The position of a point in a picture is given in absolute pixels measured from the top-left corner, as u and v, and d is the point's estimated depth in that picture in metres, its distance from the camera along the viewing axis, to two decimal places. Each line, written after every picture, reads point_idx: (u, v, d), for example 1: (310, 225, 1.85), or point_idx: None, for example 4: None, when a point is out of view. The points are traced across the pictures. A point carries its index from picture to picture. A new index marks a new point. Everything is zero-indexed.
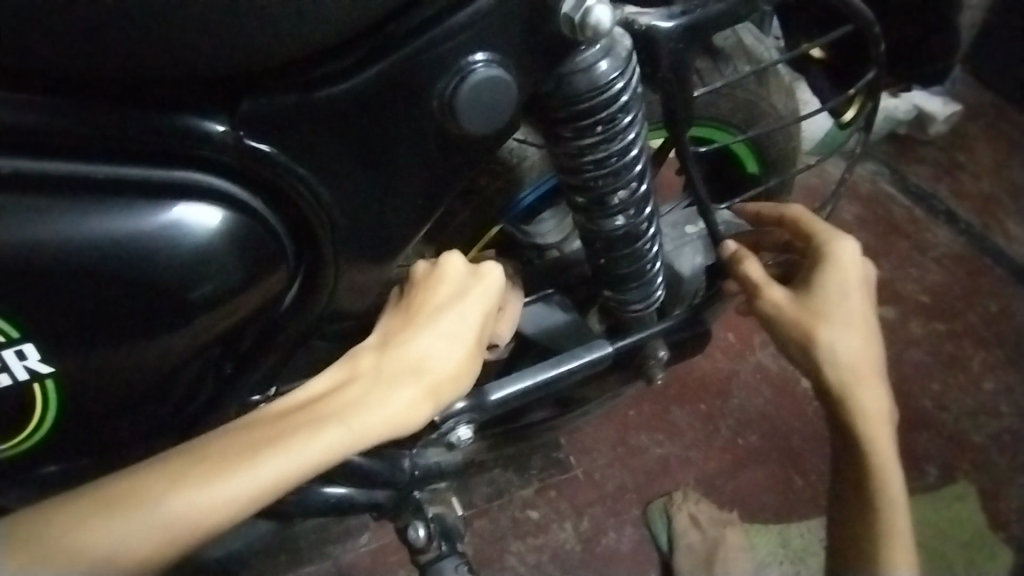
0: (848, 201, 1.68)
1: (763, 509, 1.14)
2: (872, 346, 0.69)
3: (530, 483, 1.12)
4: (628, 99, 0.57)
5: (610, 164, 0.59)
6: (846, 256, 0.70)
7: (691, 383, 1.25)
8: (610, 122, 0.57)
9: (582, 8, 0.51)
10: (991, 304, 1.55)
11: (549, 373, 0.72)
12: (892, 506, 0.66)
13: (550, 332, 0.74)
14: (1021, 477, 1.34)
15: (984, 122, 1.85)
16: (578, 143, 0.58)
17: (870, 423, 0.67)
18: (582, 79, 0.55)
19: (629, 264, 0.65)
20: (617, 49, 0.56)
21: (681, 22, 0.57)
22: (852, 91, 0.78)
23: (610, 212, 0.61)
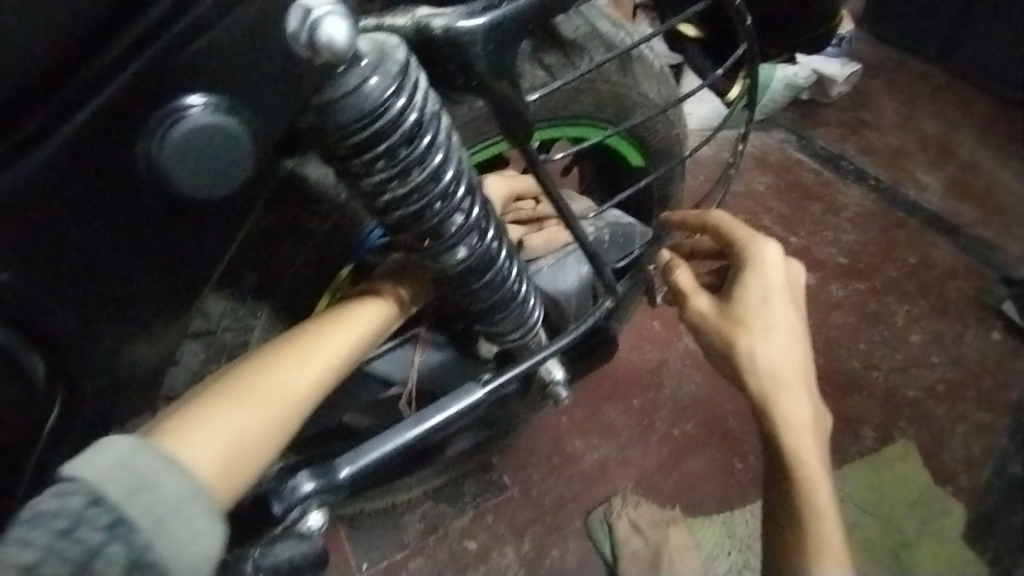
0: (760, 172, 1.67)
1: (707, 499, 1.11)
2: (794, 351, 0.69)
3: (465, 512, 1.07)
4: (421, 114, 0.45)
5: (423, 195, 0.47)
6: (766, 260, 0.68)
7: (621, 380, 1.21)
8: (406, 146, 0.45)
9: (307, 22, 0.39)
10: (909, 256, 1.56)
11: (409, 434, 0.63)
12: (818, 507, 0.68)
13: (422, 376, 0.72)
14: (958, 425, 1.35)
15: (883, 77, 1.89)
16: (371, 180, 0.46)
17: (794, 428, 0.69)
18: (353, 104, 0.43)
19: (490, 295, 0.55)
20: (389, 61, 0.43)
21: (490, 17, 0.45)
22: (723, 68, 0.74)
23: (447, 246, 0.51)
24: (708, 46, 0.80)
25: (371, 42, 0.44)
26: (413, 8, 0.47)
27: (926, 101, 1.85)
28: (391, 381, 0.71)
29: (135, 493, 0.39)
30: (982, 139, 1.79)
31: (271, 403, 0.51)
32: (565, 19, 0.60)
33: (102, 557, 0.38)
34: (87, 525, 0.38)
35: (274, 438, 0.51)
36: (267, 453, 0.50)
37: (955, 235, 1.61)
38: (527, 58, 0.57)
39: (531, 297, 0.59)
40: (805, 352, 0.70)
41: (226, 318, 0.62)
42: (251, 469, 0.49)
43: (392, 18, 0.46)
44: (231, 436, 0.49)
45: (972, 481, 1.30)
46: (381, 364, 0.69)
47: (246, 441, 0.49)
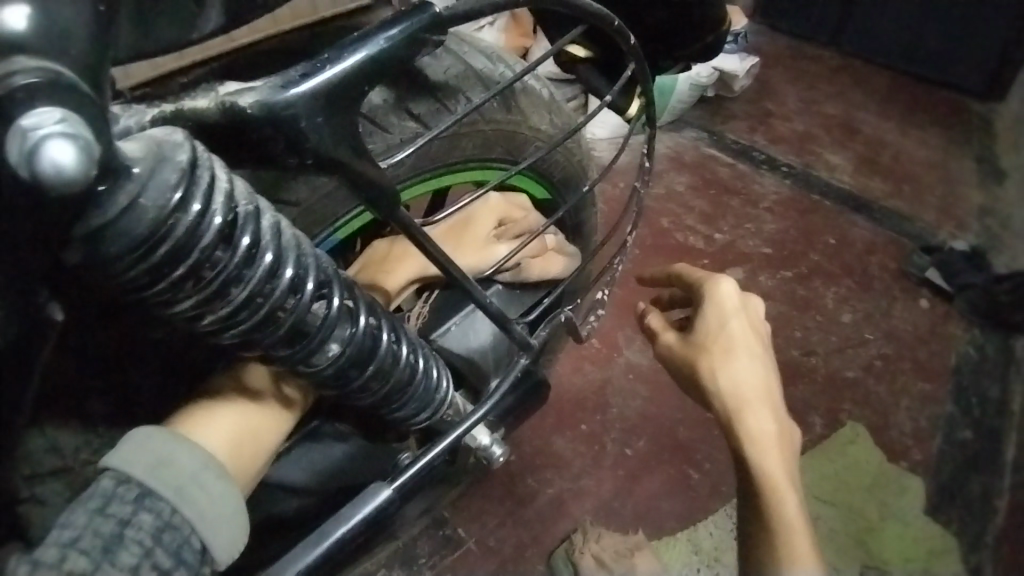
0: (677, 172, 1.68)
1: (669, 518, 1.09)
2: (761, 372, 0.69)
3: (421, 574, 1.01)
4: (231, 214, 0.35)
5: (255, 308, 0.38)
6: (724, 289, 0.71)
7: (566, 407, 1.17)
8: (222, 253, 0.35)
9: (24, 148, 0.26)
10: (830, 237, 1.60)
11: (313, 554, 0.55)
12: (788, 527, 0.65)
13: (327, 473, 0.64)
14: (901, 398, 1.37)
15: (780, 66, 1.97)
16: (183, 307, 0.36)
17: (761, 449, 0.68)
18: (123, 226, 0.31)
19: (381, 384, 0.48)
20: (167, 168, 0.32)
21: (315, 82, 0.38)
22: (613, 88, 0.70)
23: (314, 346, 0.43)
24: (600, 64, 0.77)
25: (143, 144, 0.32)
26: (219, 88, 0.39)
27: (824, 83, 1.93)
28: (293, 486, 0.63)
29: (159, 475, 0.42)
30: (880, 115, 1.87)
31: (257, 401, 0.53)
32: (434, 62, 0.56)
33: (133, 526, 0.40)
34: (117, 500, 0.40)
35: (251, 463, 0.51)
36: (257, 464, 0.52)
37: (870, 210, 1.65)
38: (394, 111, 0.53)
39: (434, 368, 0.54)
40: (770, 373, 0.70)
41: (82, 453, 0.54)
42: (252, 460, 0.51)
43: (192, 101, 0.37)
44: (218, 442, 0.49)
45: (925, 454, 1.31)
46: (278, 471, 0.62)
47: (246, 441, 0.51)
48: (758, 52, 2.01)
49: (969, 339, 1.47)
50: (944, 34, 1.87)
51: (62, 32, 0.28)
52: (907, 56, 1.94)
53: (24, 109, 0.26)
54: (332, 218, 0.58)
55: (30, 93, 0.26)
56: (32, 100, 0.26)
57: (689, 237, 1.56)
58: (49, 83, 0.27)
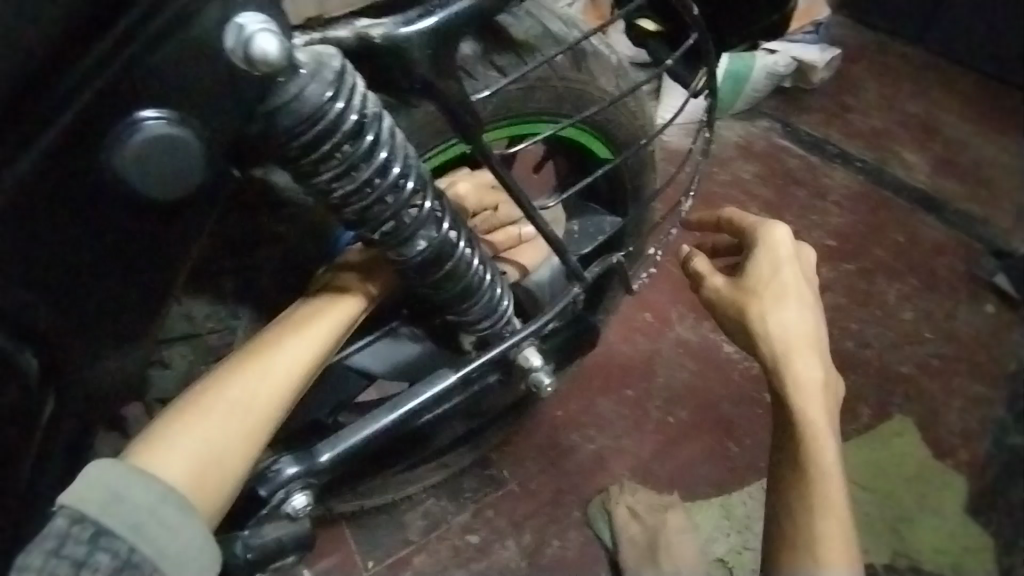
0: (746, 159, 1.69)
1: (703, 484, 1.13)
2: (806, 317, 0.74)
3: (465, 507, 1.09)
4: (364, 113, 0.45)
5: (370, 192, 0.48)
6: (778, 237, 0.76)
7: (615, 371, 1.23)
8: (350, 144, 0.45)
9: (241, 38, 0.40)
10: (898, 234, 1.58)
11: (387, 419, 0.65)
12: (823, 464, 0.70)
13: (400, 367, 0.72)
14: (954, 398, 1.36)
15: (865, 61, 1.94)
16: (320, 179, 0.47)
17: (803, 391, 0.73)
18: (295, 108, 0.43)
19: (455, 284, 0.56)
20: (326, 71, 0.43)
21: (427, 24, 0.45)
22: (673, 59, 0.74)
23: (406, 238, 0.51)
24: (669, 39, 0.82)
25: (310, 53, 0.44)
26: (355, 21, 0.47)
27: (909, 81, 1.90)
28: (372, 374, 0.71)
29: (110, 514, 0.45)
30: (965, 117, 1.82)
31: (238, 412, 0.54)
32: (514, 21, 0.62)
33: (89, 565, 0.44)
34: (72, 541, 0.44)
35: (243, 453, 0.53)
36: (247, 455, 0.54)
37: (942, 211, 1.63)
38: (479, 61, 0.60)
39: (498, 287, 0.60)
40: (817, 322, 0.75)
41: (209, 319, 0.64)
42: (227, 476, 0.52)
43: (335, 32, 0.46)
44: (198, 452, 0.51)
45: (972, 454, 1.31)
46: (359, 356, 0.70)
47: (223, 449, 0.52)
48: (842, 45, 1.98)
49: None
50: None
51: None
52: (1000, 58, 1.88)
53: (240, 13, 0.40)
54: (422, 152, 0.64)
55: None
56: (245, 5, 0.41)
57: None
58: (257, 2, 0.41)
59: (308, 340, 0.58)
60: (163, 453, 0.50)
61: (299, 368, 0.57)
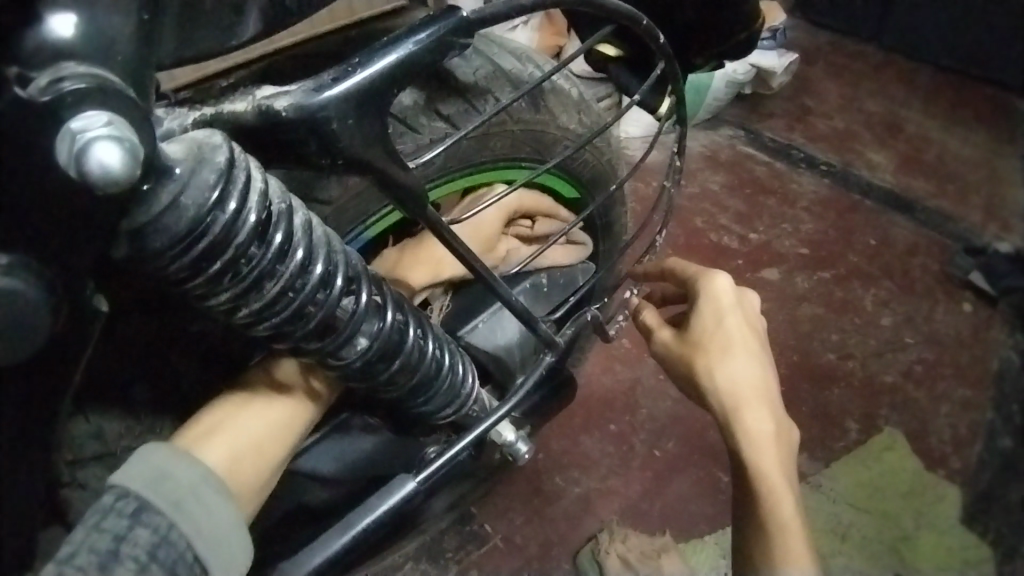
0: (712, 170, 1.66)
1: (696, 521, 1.08)
2: (754, 366, 0.70)
3: (448, 569, 1.02)
4: (265, 211, 0.37)
5: (288, 300, 0.39)
6: (718, 284, 0.71)
7: (594, 406, 1.17)
8: (256, 249, 0.36)
9: (72, 149, 0.27)
10: (870, 238, 1.56)
11: (339, 542, 0.58)
12: (784, 529, 0.66)
13: (357, 465, 0.65)
14: (941, 405, 1.33)
15: (821, 62, 1.93)
16: (219, 299, 0.37)
17: (757, 448, 0.68)
18: (164, 224, 0.33)
19: (410, 376, 0.49)
20: (205, 169, 0.34)
21: (345, 87, 0.38)
22: (644, 87, 0.69)
23: (343, 339, 0.44)
24: (631, 62, 0.77)
25: (183, 145, 0.35)
26: (255, 91, 0.40)
27: (866, 80, 1.89)
28: (320, 476, 0.64)
29: (159, 489, 0.43)
30: (925, 112, 1.81)
31: (274, 406, 0.54)
32: (464, 63, 0.57)
33: (127, 540, 0.40)
34: (113, 514, 0.42)
35: (280, 445, 0.54)
36: (281, 450, 0.54)
37: (912, 211, 1.61)
38: (424, 111, 0.54)
39: (459, 364, 0.54)
40: (767, 372, 0.71)
41: (123, 438, 0.56)
42: (262, 469, 0.52)
43: (230, 104, 0.38)
44: (240, 440, 0.51)
45: (964, 462, 1.27)
46: (306, 460, 0.62)
47: (263, 440, 0.52)
48: (798, 48, 1.97)
49: (1014, 344, 1.42)
50: (995, 26, 1.81)
51: (111, 42, 0.31)
52: (953, 51, 1.89)
53: (74, 111, 0.28)
54: (363, 217, 0.59)
55: (79, 96, 0.28)
56: (80, 104, 0.28)
57: (723, 237, 1.54)
58: (100, 86, 0.29)
59: None
60: (207, 440, 0.50)
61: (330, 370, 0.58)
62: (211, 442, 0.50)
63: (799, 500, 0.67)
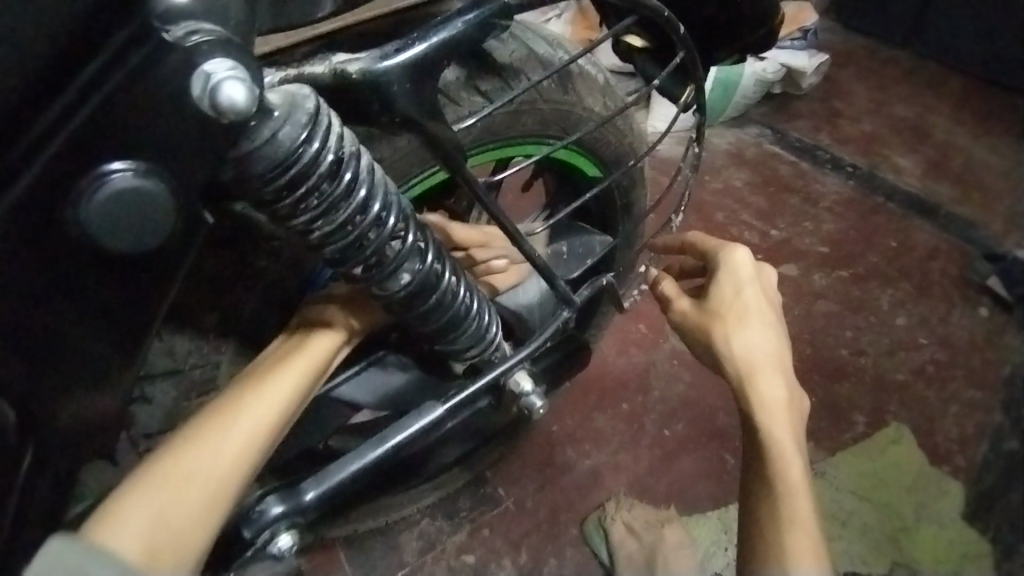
0: (736, 167, 1.69)
1: (701, 498, 1.12)
2: (770, 336, 0.75)
3: (461, 527, 1.08)
4: (340, 153, 0.43)
5: (349, 233, 0.46)
6: (739, 258, 0.77)
7: (609, 385, 1.22)
8: (330, 184, 0.43)
9: (207, 86, 0.36)
10: (890, 240, 1.58)
11: (373, 454, 0.64)
12: (790, 483, 0.69)
13: (388, 397, 0.72)
14: (950, 405, 1.36)
15: (853, 66, 1.95)
16: (296, 222, 0.44)
17: (768, 410, 0.73)
18: (265, 153, 0.40)
19: (441, 316, 0.55)
20: (296, 112, 0.41)
21: (404, 56, 0.44)
22: (661, 76, 0.74)
23: (389, 273, 0.50)
24: (655, 54, 0.82)
25: (281, 94, 0.42)
26: (329, 58, 0.46)
27: (897, 85, 1.90)
28: (357, 404, 0.70)
29: None
30: (954, 119, 1.83)
31: (199, 482, 0.52)
32: (500, 45, 0.62)
33: None
34: None
35: (207, 518, 0.51)
36: (208, 527, 0.51)
37: (933, 215, 1.63)
38: (464, 86, 0.59)
39: (486, 312, 0.60)
40: (780, 343, 0.76)
41: (189, 360, 0.63)
42: (187, 550, 0.50)
43: (311, 68, 0.46)
44: (157, 526, 0.49)
45: (969, 460, 1.30)
46: (345, 388, 0.69)
47: (185, 522, 0.50)
48: (830, 51, 1.99)
49: None
50: None
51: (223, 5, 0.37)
52: (988, 59, 1.89)
53: (206, 57, 0.36)
54: (408, 177, 0.64)
55: (212, 44, 0.36)
56: (210, 52, 0.36)
57: (744, 232, 1.58)
58: (224, 40, 0.36)
59: (273, 397, 0.58)
60: (120, 532, 0.47)
61: (266, 428, 0.57)
62: (124, 535, 0.47)
63: (806, 460, 0.71)
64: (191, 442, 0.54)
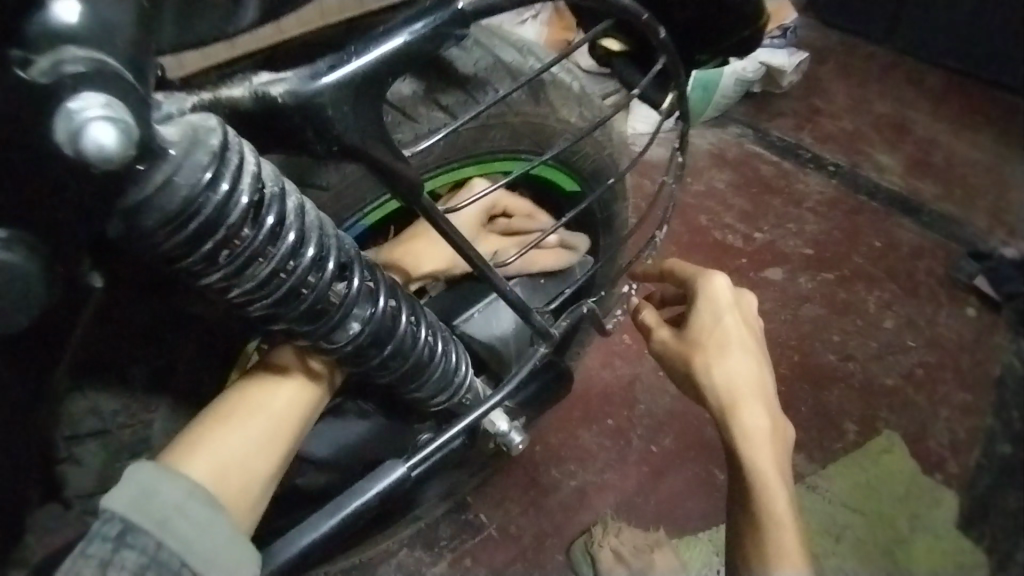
0: (718, 168, 1.65)
1: (691, 517, 1.08)
2: (753, 367, 0.71)
3: (442, 556, 1.03)
4: (257, 194, 0.38)
5: (278, 283, 0.40)
6: (717, 284, 0.72)
7: (593, 401, 1.18)
8: (249, 232, 0.38)
9: (69, 127, 0.28)
10: (875, 240, 1.55)
11: (332, 522, 0.58)
12: (780, 529, 0.66)
13: (347, 451, 0.67)
14: (941, 409, 1.33)
15: (832, 62, 1.92)
16: (212, 279, 0.38)
17: (754, 448, 0.69)
18: (158, 202, 0.34)
19: (402, 362, 0.50)
20: (199, 148, 0.35)
21: (338, 75, 0.39)
22: (643, 84, 0.69)
23: (336, 323, 0.45)
24: (634, 58, 0.77)
25: (181, 127, 0.35)
26: (251, 78, 0.41)
27: (877, 82, 1.88)
28: (312, 458, 0.66)
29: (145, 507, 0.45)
30: (934, 116, 1.81)
31: (259, 422, 0.56)
32: (463, 54, 0.57)
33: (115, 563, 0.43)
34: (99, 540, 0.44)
35: (270, 454, 0.56)
36: (269, 463, 0.56)
37: (917, 214, 1.60)
38: (423, 101, 0.54)
39: (453, 351, 0.55)
40: (765, 372, 0.72)
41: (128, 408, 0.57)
42: (251, 482, 0.54)
43: (228, 89, 0.40)
44: (227, 457, 0.54)
45: (962, 467, 1.27)
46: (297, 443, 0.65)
47: (247, 458, 0.55)
48: (809, 48, 1.95)
49: (1016, 351, 1.42)
50: (1007, 29, 1.80)
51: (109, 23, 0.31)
52: (967, 54, 1.87)
53: (72, 93, 0.29)
54: (361, 205, 0.59)
55: (79, 79, 0.29)
56: (79, 87, 0.29)
57: (728, 235, 1.54)
58: (101, 72, 0.30)
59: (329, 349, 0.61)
60: (196, 460, 0.53)
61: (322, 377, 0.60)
62: (200, 461, 0.53)
63: (795, 501, 0.68)
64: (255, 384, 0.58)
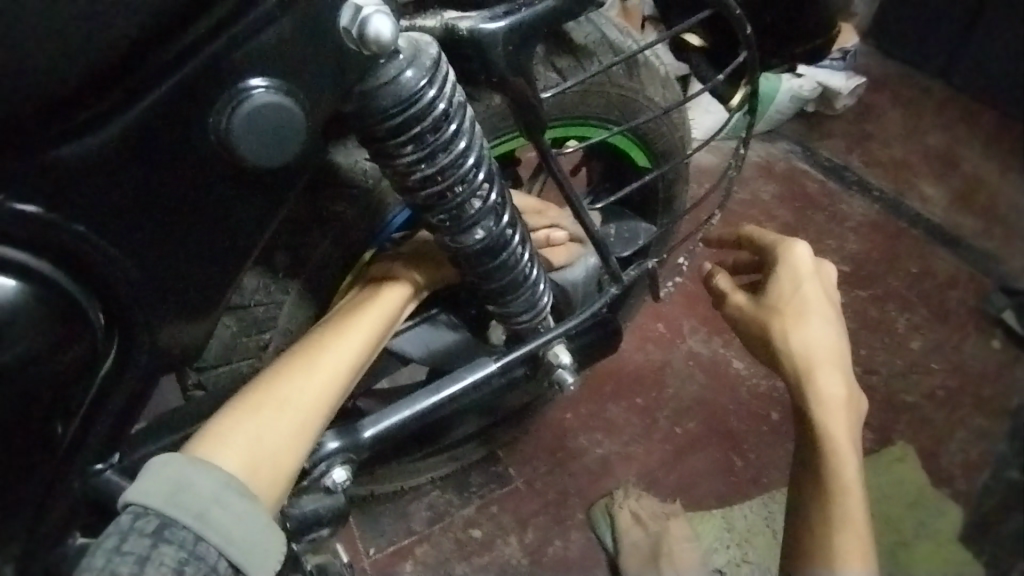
0: (765, 179, 1.70)
1: (707, 496, 1.14)
2: (828, 335, 0.76)
3: (471, 502, 1.10)
4: (449, 104, 0.52)
5: (444, 177, 0.53)
6: (798, 255, 0.78)
7: (625, 379, 1.24)
8: (433, 134, 0.52)
9: (357, 18, 0.46)
10: (911, 265, 1.59)
11: (428, 403, 0.69)
12: (846, 483, 0.72)
13: (439, 354, 0.75)
14: (957, 430, 1.37)
15: (887, 91, 1.95)
16: (402, 162, 0.53)
17: (826, 408, 0.74)
18: (391, 91, 0.50)
19: (503, 277, 0.60)
20: (421, 58, 0.50)
21: (509, 22, 0.50)
22: (723, 73, 0.75)
23: (467, 227, 0.56)
24: (712, 53, 0.83)
25: (408, 41, 0.51)
26: (442, 14, 0.53)
27: (930, 115, 1.91)
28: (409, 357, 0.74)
29: (180, 504, 0.49)
30: (983, 154, 1.84)
31: (285, 414, 0.58)
32: (577, 26, 0.64)
33: (153, 559, 0.47)
34: (136, 534, 0.48)
35: (298, 444, 0.58)
36: (297, 454, 0.58)
37: (955, 245, 1.64)
38: (540, 61, 0.62)
39: (541, 284, 0.64)
40: (839, 341, 0.77)
41: (256, 296, 0.66)
42: (280, 472, 0.57)
43: (423, 22, 0.52)
44: (256, 445, 0.56)
45: (970, 486, 1.32)
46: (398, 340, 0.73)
47: (278, 448, 0.57)
48: (866, 75, 1.99)
49: None
50: None
51: None
52: None
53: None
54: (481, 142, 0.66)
55: None
56: None
57: None
58: None
59: (354, 342, 0.63)
60: (229, 448, 0.55)
61: (349, 367, 0.63)
62: (230, 451, 0.55)
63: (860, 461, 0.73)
64: (281, 377, 0.60)
